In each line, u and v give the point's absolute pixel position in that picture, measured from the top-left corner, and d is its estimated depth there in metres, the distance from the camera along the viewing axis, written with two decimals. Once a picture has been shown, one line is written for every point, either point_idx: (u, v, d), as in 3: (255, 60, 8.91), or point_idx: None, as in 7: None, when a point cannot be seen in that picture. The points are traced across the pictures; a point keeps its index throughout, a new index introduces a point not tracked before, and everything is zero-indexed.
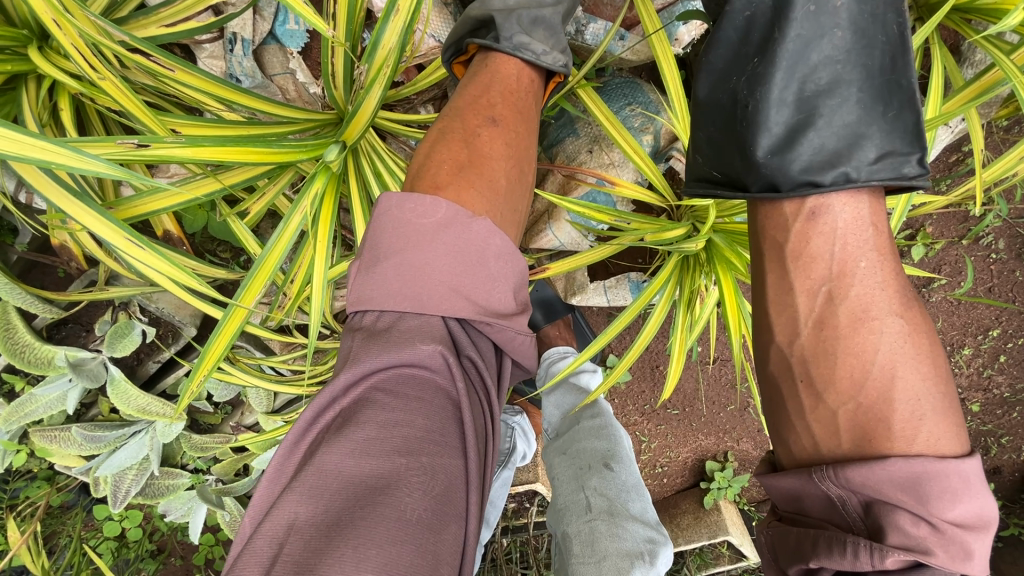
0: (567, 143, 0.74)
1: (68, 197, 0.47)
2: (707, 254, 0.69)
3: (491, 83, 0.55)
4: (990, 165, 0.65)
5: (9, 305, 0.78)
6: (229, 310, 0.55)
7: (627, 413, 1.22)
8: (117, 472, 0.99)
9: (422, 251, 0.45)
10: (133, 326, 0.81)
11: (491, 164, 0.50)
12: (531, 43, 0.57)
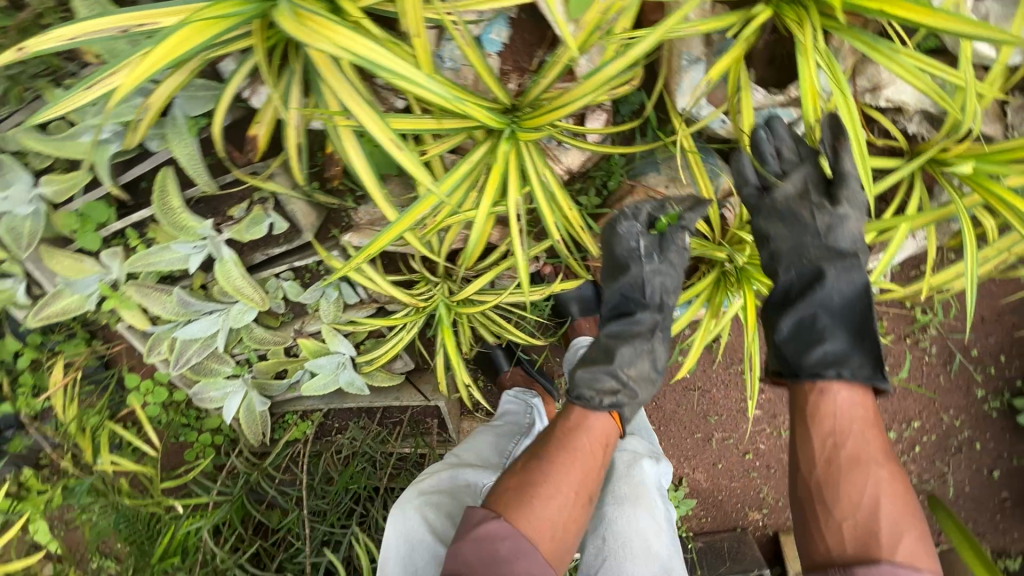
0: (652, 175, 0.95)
1: (356, 96, 0.66)
2: (736, 275, 0.91)
3: (551, 432, 0.82)
4: (936, 275, 0.91)
5: (170, 172, 0.93)
6: (425, 197, 0.76)
7: None
8: (187, 340, 1.14)
9: (469, 542, 0.71)
10: (266, 218, 1.00)
11: (532, 494, 0.74)
12: (586, 397, 0.83)
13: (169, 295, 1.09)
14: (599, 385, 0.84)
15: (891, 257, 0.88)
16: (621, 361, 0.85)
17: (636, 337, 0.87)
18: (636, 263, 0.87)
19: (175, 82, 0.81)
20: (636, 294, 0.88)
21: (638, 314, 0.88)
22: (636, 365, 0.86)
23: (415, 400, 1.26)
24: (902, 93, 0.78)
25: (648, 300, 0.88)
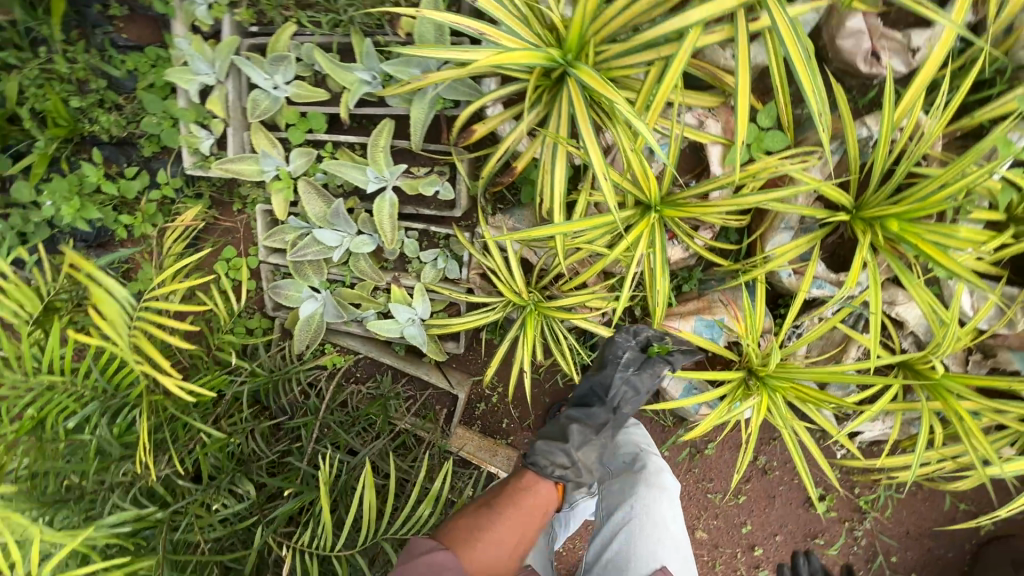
0: (713, 289, 1.24)
1: (591, 138, 0.97)
2: (756, 386, 1.13)
3: (504, 490, 1.06)
4: (892, 458, 1.16)
5: (395, 124, 1.25)
6: (591, 221, 1.04)
7: None
8: (312, 240, 1.36)
9: (422, 555, 0.89)
10: (438, 184, 1.27)
11: (480, 534, 0.96)
12: (542, 459, 1.10)
13: (325, 202, 1.34)
14: (553, 456, 1.10)
15: (863, 425, 1.14)
16: (579, 441, 1.13)
17: (597, 428, 1.16)
18: (612, 370, 1.19)
19: (453, 72, 1.14)
20: (602, 391, 1.19)
21: (598, 410, 1.17)
22: (586, 453, 1.12)
23: (445, 380, 1.44)
24: (905, 312, 1.09)
25: (609, 402, 1.18)
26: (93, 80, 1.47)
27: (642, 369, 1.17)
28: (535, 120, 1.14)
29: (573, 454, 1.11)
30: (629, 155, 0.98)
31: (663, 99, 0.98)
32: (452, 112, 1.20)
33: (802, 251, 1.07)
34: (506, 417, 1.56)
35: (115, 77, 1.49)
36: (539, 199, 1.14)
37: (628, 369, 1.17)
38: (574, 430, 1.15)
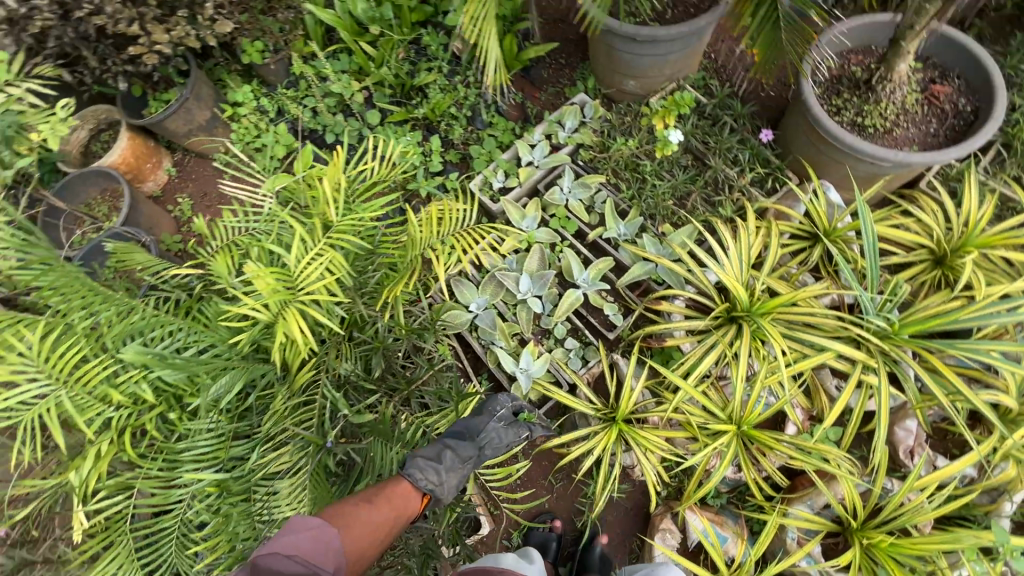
0: (731, 516, 1.59)
1: (747, 355, 1.47)
2: None
3: (382, 489, 1.21)
4: None
5: (620, 264, 1.81)
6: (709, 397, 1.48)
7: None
8: (512, 275, 1.85)
9: (309, 529, 1.00)
10: (616, 311, 1.77)
11: (357, 522, 1.09)
12: (418, 471, 1.28)
13: (540, 265, 1.86)
14: (429, 467, 1.29)
15: None
16: (447, 463, 1.32)
17: (466, 456, 1.36)
18: (484, 420, 1.46)
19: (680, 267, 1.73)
20: (475, 431, 1.42)
21: (470, 445, 1.38)
22: (451, 475, 1.32)
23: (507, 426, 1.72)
24: None
25: (479, 440, 1.41)
26: (467, 107, 2.18)
27: (508, 425, 1.47)
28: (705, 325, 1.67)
29: (443, 473, 1.30)
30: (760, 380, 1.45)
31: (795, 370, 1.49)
32: (660, 285, 1.76)
33: (815, 526, 1.44)
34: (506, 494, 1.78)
35: (477, 115, 2.21)
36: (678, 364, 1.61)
37: (502, 419, 1.44)
38: (442, 450, 1.34)
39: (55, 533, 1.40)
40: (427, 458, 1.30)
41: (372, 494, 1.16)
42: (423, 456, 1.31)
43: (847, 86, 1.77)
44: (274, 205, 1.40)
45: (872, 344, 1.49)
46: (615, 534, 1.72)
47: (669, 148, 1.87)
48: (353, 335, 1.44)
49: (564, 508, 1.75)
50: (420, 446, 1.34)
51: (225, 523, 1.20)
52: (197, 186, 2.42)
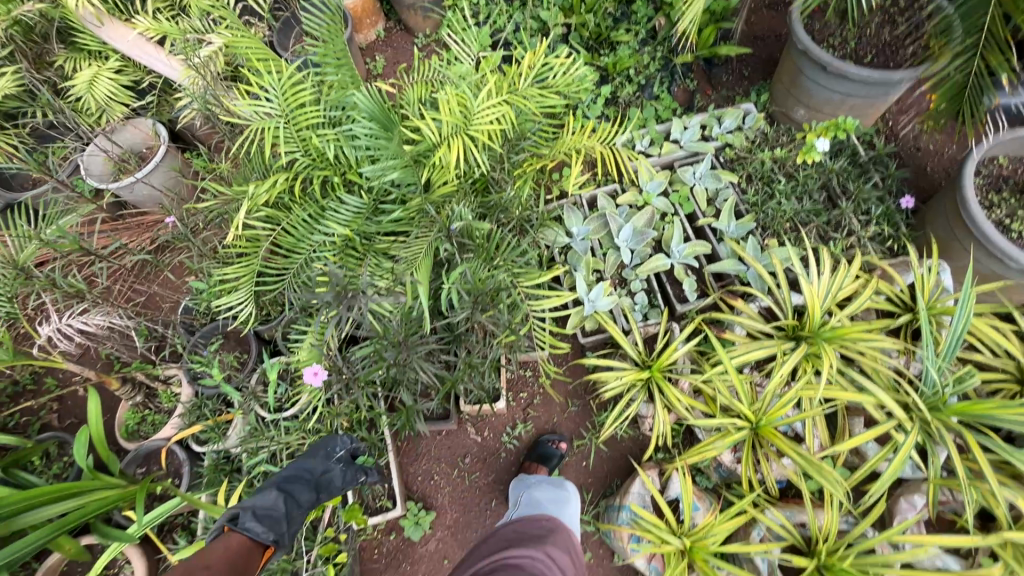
0: (710, 493, 1.72)
1: (798, 362, 1.58)
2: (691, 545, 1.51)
3: (210, 550, 1.16)
4: None
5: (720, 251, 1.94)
6: (739, 376, 1.62)
7: (500, 466, 1.93)
8: (619, 217, 2.02)
9: None
10: (695, 287, 1.91)
11: None
12: (251, 522, 1.28)
13: (646, 219, 2.02)
14: (267, 515, 1.32)
15: None
16: (282, 511, 1.36)
17: (307, 500, 1.45)
18: (321, 463, 1.53)
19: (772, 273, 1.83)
20: (311, 478, 1.49)
21: (305, 489, 1.45)
22: (290, 524, 1.36)
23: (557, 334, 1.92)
24: None
25: (316, 485, 1.48)
26: (644, 74, 2.35)
27: (346, 467, 1.55)
28: (770, 329, 1.77)
29: (283, 522, 1.34)
30: (797, 384, 1.56)
31: (833, 395, 1.57)
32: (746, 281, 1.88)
33: (788, 531, 1.54)
34: (526, 392, 2.00)
35: (649, 86, 2.39)
36: (729, 347, 1.73)
37: (339, 459, 1.54)
38: (275, 493, 1.39)
39: (212, 234, 1.82)
40: (255, 509, 1.32)
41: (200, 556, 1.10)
42: (245, 507, 1.33)
43: (1010, 188, 1.78)
44: (474, 65, 1.68)
45: (918, 408, 1.54)
46: (602, 469, 1.90)
47: (811, 155, 1.93)
48: (481, 190, 1.70)
49: (566, 423, 1.96)
50: (253, 499, 1.35)
51: (345, 264, 1.54)
52: (394, 53, 2.80)
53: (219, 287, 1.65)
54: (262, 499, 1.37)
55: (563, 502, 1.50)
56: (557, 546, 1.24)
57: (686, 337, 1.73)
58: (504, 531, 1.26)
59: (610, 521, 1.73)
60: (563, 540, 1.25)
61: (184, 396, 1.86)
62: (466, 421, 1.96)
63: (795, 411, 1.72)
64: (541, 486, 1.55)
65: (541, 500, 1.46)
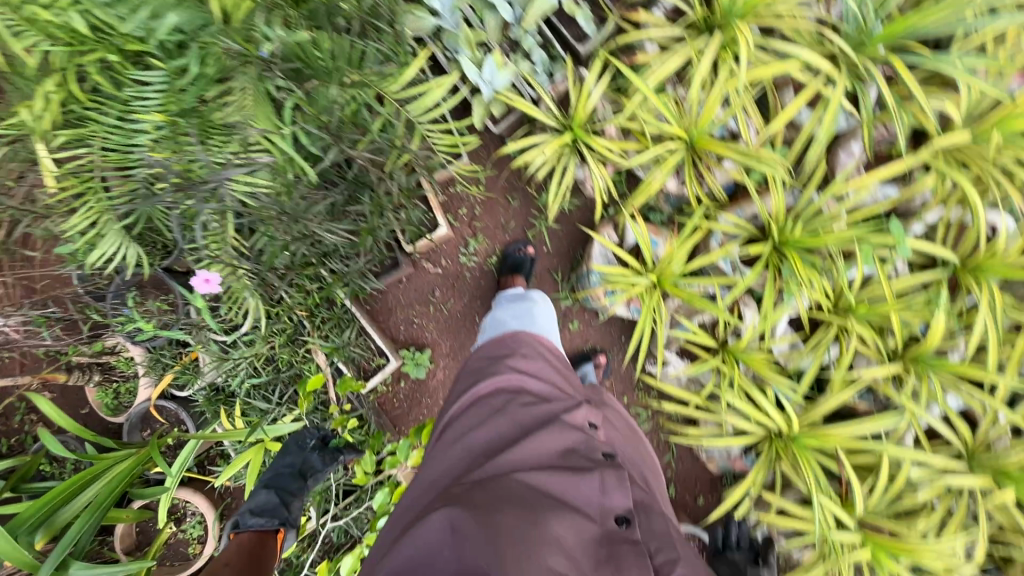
0: (666, 223, 1.75)
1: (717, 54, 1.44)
2: (660, 274, 1.61)
3: (230, 551, 1.33)
4: (680, 392, 1.66)
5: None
6: (661, 95, 1.49)
7: (470, 285, 1.93)
8: None
9: None
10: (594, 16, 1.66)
11: None
12: (254, 519, 1.42)
13: None
14: (265, 510, 1.44)
15: (693, 370, 1.64)
16: (278, 502, 1.48)
17: (299, 486, 1.55)
18: (298, 454, 1.59)
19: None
20: (298, 468, 1.57)
21: (293, 483, 1.53)
22: (291, 506, 1.50)
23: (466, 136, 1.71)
24: (747, 313, 1.64)
25: (304, 473, 1.57)
26: None
27: (323, 454, 1.61)
28: (683, 30, 1.57)
29: (283, 508, 1.48)
30: (721, 78, 1.44)
31: (760, 74, 1.46)
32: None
33: (741, 225, 1.60)
34: (466, 207, 1.89)
35: None
36: (645, 69, 1.56)
37: (313, 449, 1.60)
38: (266, 490, 1.50)
39: None
40: (254, 509, 1.44)
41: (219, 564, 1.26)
42: (248, 508, 1.44)
43: None
44: None
45: (846, 53, 1.45)
46: (564, 247, 1.90)
47: None
48: None
49: (515, 220, 1.90)
50: (249, 501, 1.47)
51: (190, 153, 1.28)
52: None
53: (83, 240, 1.42)
54: (259, 496, 1.48)
55: (526, 311, 1.33)
56: (529, 358, 1.18)
57: (598, 77, 1.54)
58: (477, 360, 1.21)
59: (584, 288, 1.79)
60: (534, 348, 1.21)
61: (137, 356, 1.76)
62: (420, 260, 1.89)
63: (727, 108, 1.63)
64: (503, 305, 1.37)
65: (501, 319, 1.31)
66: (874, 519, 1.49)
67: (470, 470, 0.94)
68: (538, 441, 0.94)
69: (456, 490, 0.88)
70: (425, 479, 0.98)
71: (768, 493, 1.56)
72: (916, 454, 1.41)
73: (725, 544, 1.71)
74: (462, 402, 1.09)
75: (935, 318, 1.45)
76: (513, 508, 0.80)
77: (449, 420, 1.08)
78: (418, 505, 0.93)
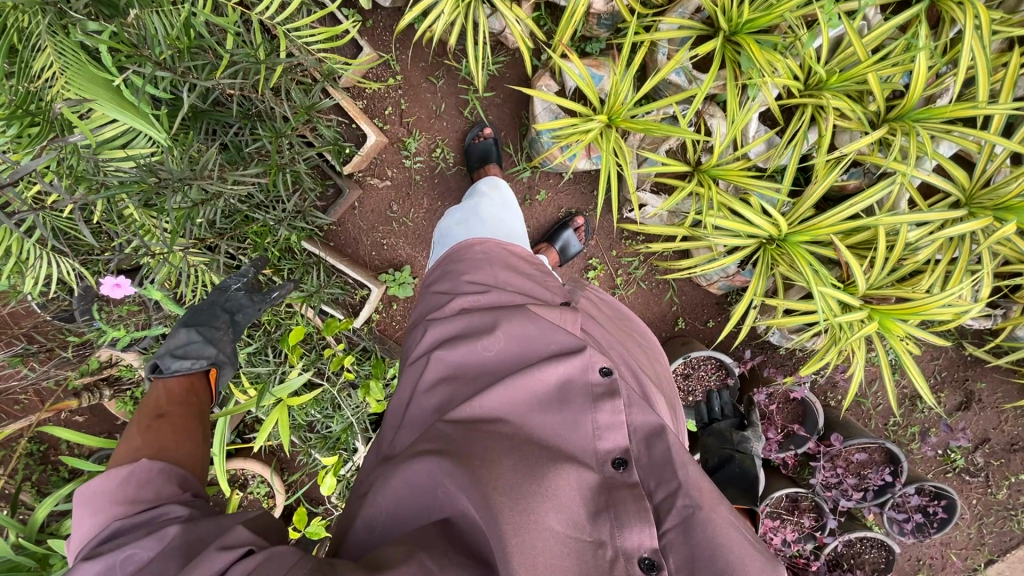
0: (604, 54, 1.54)
1: None
2: (609, 110, 1.44)
3: (156, 394, 1.09)
4: (664, 228, 1.57)
5: None
6: None
7: (426, 188, 1.79)
8: None
9: (135, 452, 0.88)
10: None
11: (162, 419, 1.00)
12: (180, 365, 1.16)
13: None
14: (188, 350, 1.18)
15: (672, 203, 1.53)
16: (207, 344, 1.22)
17: (227, 326, 1.28)
18: (223, 290, 1.31)
19: None
20: (222, 302, 1.31)
21: (220, 315, 1.27)
22: (223, 344, 1.25)
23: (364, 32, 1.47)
24: (713, 123, 1.50)
25: (231, 310, 1.31)
26: None
27: (252, 294, 1.35)
28: None
29: (211, 345, 1.22)
30: None
31: None
32: None
33: (684, 28, 1.39)
34: (390, 105, 1.69)
35: None
36: None
37: (241, 283, 1.34)
38: (184, 331, 1.21)
39: None
40: (173, 352, 1.17)
41: (151, 408, 1.02)
42: (165, 349, 1.16)
43: None
44: None
45: None
46: (506, 115, 1.73)
47: None
48: None
49: (448, 103, 1.72)
50: (166, 342, 1.19)
51: None
52: None
53: (8, 272, 1.33)
54: (176, 336, 1.20)
55: (471, 207, 1.31)
56: (502, 269, 1.11)
57: None
58: (451, 280, 1.11)
59: (539, 152, 1.65)
60: (500, 255, 1.16)
61: (133, 362, 1.75)
62: (364, 178, 1.75)
63: None
64: (452, 213, 1.33)
65: (450, 231, 1.28)
66: (879, 290, 1.46)
67: (457, 403, 0.90)
68: (529, 373, 0.88)
69: (444, 428, 0.84)
70: (411, 409, 0.95)
71: (771, 299, 1.55)
72: (911, 216, 1.33)
73: (711, 418, 1.65)
74: (441, 326, 1.02)
75: (916, 62, 1.29)
76: (505, 458, 0.77)
77: (429, 345, 1.01)
78: (411, 439, 0.91)
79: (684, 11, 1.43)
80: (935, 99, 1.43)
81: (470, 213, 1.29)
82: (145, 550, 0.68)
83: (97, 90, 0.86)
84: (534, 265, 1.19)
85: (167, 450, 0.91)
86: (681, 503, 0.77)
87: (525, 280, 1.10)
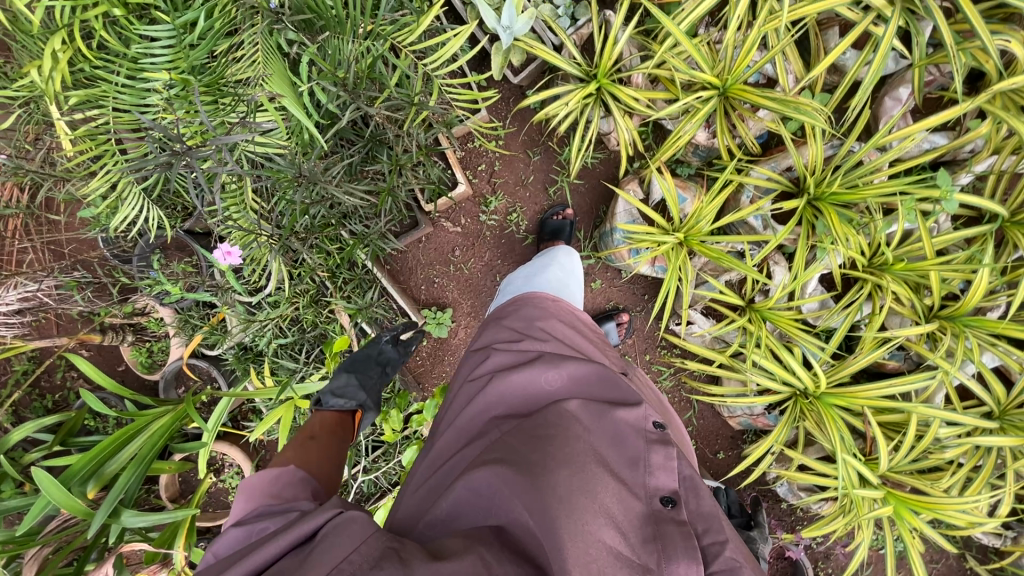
0: (691, 179, 1.69)
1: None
2: (685, 230, 1.54)
3: (313, 425, 1.19)
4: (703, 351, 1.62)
5: None
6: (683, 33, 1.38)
7: (493, 244, 1.89)
8: None
9: (285, 462, 0.96)
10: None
11: (310, 440, 1.09)
12: (337, 399, 1.28)
13: None
14: (342, 391, 1.30)
15: (718, 330, 1.58)
16: (361, 388, 1.34)
17: (378, 374, 1.41)
18: (377, 344, 1.49)
19: None
20: (374, 354, 1.45)
21: (372, 367, 1.42)
22: (370, 389, 1.36)
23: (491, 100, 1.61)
24: (776, 270, 1.59)
25: (381, 361, 1.45)
26: None
27: (400, 346, 1.54)
28: None
29: (362, 391, 1.34)
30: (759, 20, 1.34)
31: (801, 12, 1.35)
32: None
33: (772, 180, 1.52)
34: (484, 163, 1.83)
35: None
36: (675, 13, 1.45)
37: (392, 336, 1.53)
38: (343, 375, 1.35)
39: (58, 147, 1.49)
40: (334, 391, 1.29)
41: (306, 432, 1.12)
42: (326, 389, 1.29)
43: None
44: None
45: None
46: (586, 203, 1.85)
47: None
48: None
49: (538, 178, 1.85)
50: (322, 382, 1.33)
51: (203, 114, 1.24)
52: None
53: (104, 206, 1.40)
54: (334, 377, 1.34)
55: (540, 267, 1.40)
56: (561, 321, 1.15)
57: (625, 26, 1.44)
58: (519, 321, 1.13)
59: (607, 246, 1.75)
60: (568, 314, 1.19)
61: (166, 318, 1.78)
62: (439, 219, 1.85)
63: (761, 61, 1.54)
64: (518, 272, 1.41)
65: (519, 287, 1.33)
66: (897, 475, 1.48)
67: (517, 420, 0.89)
68: (585, 404, 0.87)
69: (507, 439, 0.84)
70: (467, 429, 0.94)
71: (789, 450, 1.56)
72: (945, 413, 1.37)
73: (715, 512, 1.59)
74: (505, 358, 1.02)
75: (978, 274, 1.38)
76: (562, 469, 0.74)
77: (491, 371, 1.01)
78: (465, 446, 0.90)
79: (777, 165, 1.58)
80: (986, 311, 1.52)
81: (543, 273, 1.37)
82: (274, 524, 0.70)
83: (285, 88, 0.98)
84: (592, 332, 1.21)
85: (309, 465, 0.97)
86: (725, 555, 0.72)
87: (584, 341, 1.12)
